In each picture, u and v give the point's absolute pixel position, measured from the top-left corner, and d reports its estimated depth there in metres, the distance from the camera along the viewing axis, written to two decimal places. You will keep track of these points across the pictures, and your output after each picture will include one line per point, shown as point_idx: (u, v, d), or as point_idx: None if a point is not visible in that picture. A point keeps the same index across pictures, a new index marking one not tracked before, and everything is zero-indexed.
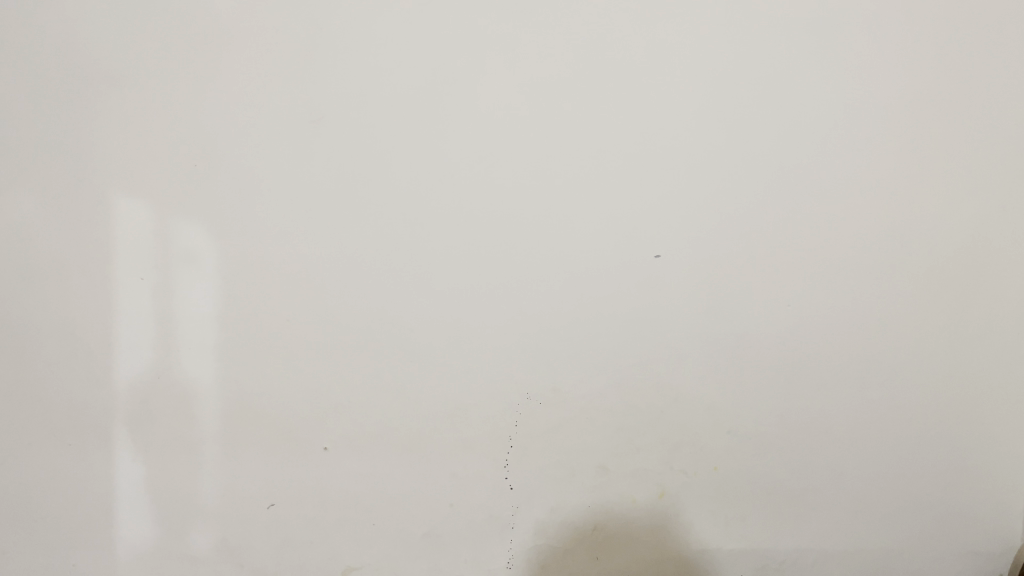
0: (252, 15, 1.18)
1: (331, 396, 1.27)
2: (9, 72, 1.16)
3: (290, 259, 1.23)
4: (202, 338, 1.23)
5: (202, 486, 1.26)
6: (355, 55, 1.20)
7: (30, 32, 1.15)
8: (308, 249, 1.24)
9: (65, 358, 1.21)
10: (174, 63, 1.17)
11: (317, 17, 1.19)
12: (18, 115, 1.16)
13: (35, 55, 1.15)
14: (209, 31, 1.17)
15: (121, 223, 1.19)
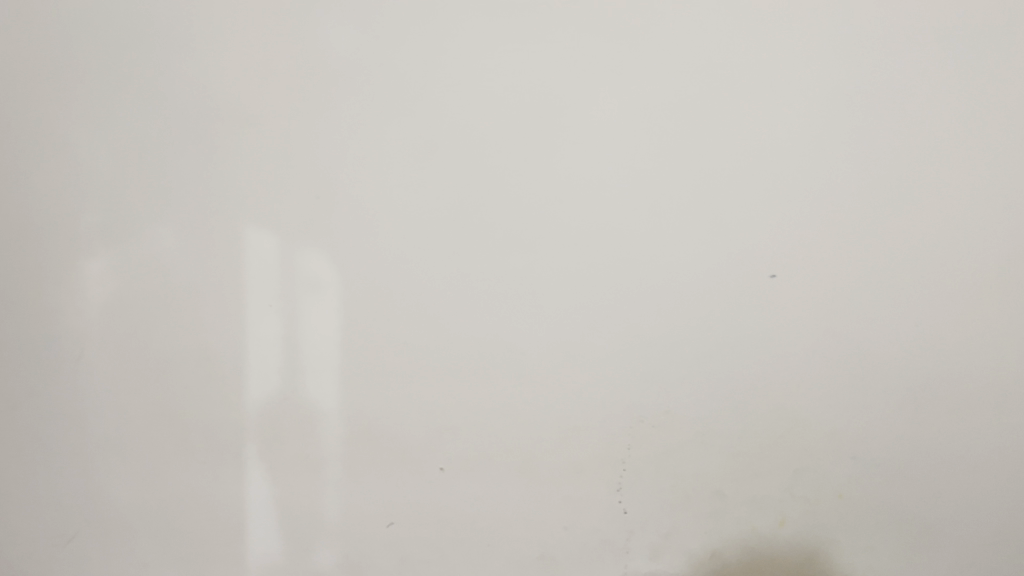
0: (368, 51, 1.22)
1: (445, 418, 1.30)
2: (145, 113, 1.21)
3: (405, 285, 1.27)
4: (325, 361, 1.27)
5: (326, 504, 1.30)
6: (465, 86, 1.24)
7: (165, 72, 1.21)
8: (423, 274, 1.27)
9: (199, 380, 1.27)
10: (298, 99, 1.23)
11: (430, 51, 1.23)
12: (153, 153, 1.22)
13: (169, 97, 1.21)
14: (329, 67, 1.22)
15: (250, 252, 1.24)
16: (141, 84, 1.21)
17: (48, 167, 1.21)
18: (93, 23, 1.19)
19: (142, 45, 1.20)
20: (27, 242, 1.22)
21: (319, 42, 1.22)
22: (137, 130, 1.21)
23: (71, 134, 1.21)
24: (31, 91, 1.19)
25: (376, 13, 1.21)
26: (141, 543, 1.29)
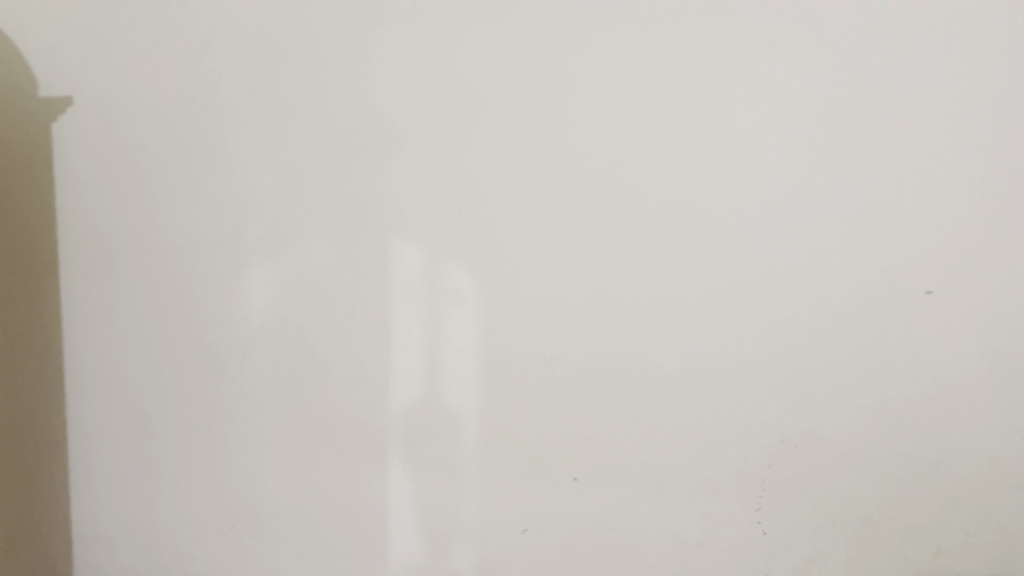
0: (510, 67, 1.23)
1: (581, 429, 1.30)
2: (302, 132, 1.28)
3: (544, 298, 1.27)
4: (465, 371, 1.30)
5: (464, 507, 1.34)
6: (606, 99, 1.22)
7: (321, 90, 1.27)
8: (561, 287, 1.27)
9: (349, 384, 1.33)
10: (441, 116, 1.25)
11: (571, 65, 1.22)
12: (309, 170, 1.29)
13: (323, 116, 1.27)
14: (472, 84, 1.23)
15: (396, 264, 1.29)
16: (299, 102, 1.27)
17: (217, 181, 1.31)
18: (257, 45, 1.27)
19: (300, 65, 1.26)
20: (200, 252, 1.32)
21: (462, 59, 1.23)
22: (295, 147, 1.28)
23: (238, 150, 1.29)
24: (205, 111, 1.30)
25: (516, 29, 1.22)
26: (293, 534, 1.37)
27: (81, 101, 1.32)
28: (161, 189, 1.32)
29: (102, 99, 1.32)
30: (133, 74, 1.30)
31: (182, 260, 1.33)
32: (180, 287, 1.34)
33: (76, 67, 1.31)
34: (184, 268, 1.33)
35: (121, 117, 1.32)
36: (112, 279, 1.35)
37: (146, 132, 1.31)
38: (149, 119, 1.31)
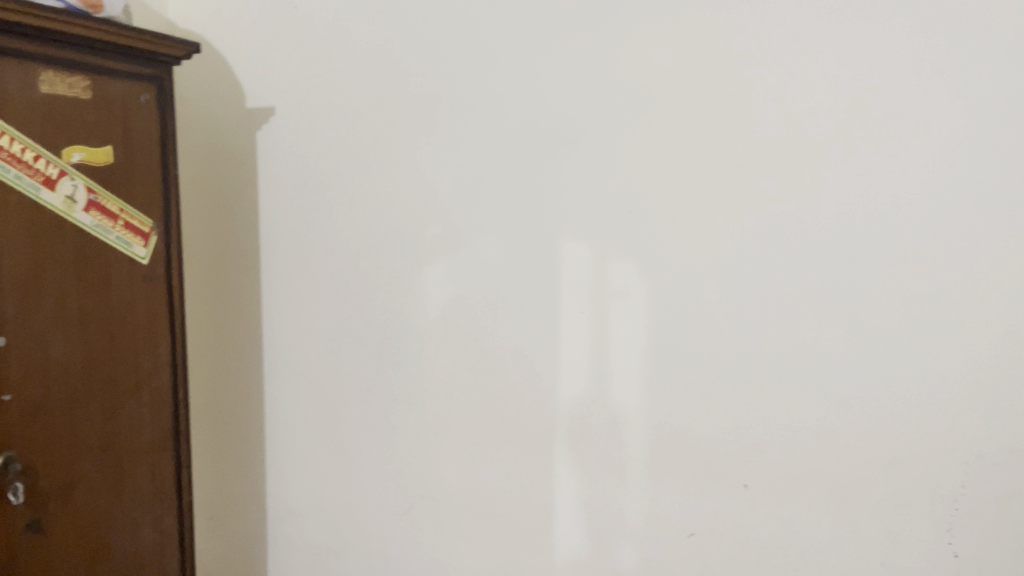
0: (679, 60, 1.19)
1: (752, 434, 1.21)
2: (475, 133, 1.32)
3: (714, 299, 1.21)
4: (631, 370, 1.26)
5: (627, 507, 1.28)
6: (782, 89, 1.14)
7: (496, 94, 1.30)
8: (734, 288, 1.20)
9: (516, 378, 1.34)
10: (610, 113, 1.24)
11: (744, 55, 1.16)
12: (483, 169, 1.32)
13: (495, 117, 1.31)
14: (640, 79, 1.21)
15: (565, 262, 1.29)
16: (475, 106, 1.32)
17: (400, 182, 1.38)
18: (436, 54, 1.34)
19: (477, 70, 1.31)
20: (385, 249, 1.41)
21: (630, 56, 1.22)
22: (472, 149, 1.33)
23: (420, 154, 1.36)
24: (391, 118, 1.38)
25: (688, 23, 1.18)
26: (462, 522, 1.40)
27: (285, 111, 1.46)
28: (353, 192, 1.42)
29: (302, 108, 1.44)
30: (330, 86, 1.42)
31: (368, 254, 1.42)
32: (365, 279, 1.43)
33: (285, 81, 1.45)
34: (370, 262, 1.42)
35: (317, 123, 1.43)
36: (309, 274, 1.47)
37: (338, 137, 1.42)
38: (341, 128, 1.42)
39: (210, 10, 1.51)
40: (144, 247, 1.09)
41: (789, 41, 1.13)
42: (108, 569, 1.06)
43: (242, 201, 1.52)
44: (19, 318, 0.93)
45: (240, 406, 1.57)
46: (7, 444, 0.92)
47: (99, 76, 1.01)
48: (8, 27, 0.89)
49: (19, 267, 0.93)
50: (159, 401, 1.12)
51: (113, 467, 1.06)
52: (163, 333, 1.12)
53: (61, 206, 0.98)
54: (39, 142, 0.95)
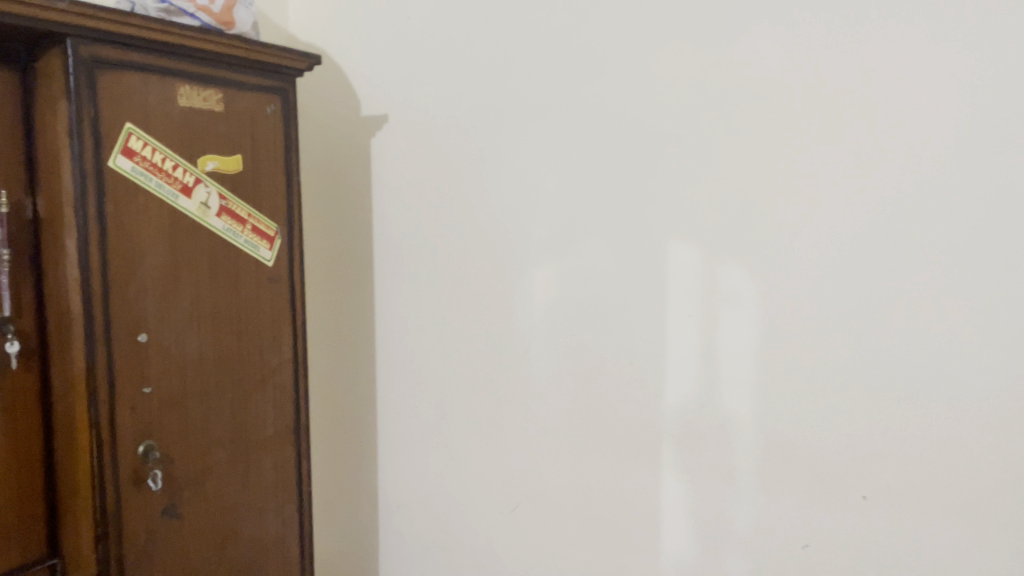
0: (790, 50, 1.12)
1: (871, 445, 1.11)
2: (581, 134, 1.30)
3: (852, 285, 1.10)
4: (741, 375, 1.19)
5: (738, 517, 1.21)
6: (904, 75, 1.04)
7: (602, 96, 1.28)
8: (868, 275, 1.09)
9: (622, 381, 1.30)
10: (718, 108, 1.18)
11: (861, 41, 1.07)
12: (589, 169, 1.30)
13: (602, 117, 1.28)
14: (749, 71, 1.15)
15: (673, 264, 1.24)
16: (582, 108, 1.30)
17: (508, 184, 1.39)
18: (542, 56, 1.33)
19: (583, 72, 1.30)
20: (493, 251, 1.42)
21: (739, 48, 1.16)
22: (577, 152, 1.31)
23: (526, 157, 1.36)
24: (500, 121, 1.38)
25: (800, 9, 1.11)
26: (568, 523, 1.38)
27: (398, 118, 1.50)
28: (463, 195, 1.44)
29: (415, 114, 1.48)
30: (441, 92, 1.44)
31: (477, 256, 1.44)
32: (474, 281, 1.45)
33: (399, 89, 1.49)
34: (478, 264, 1.44)
35: (429, 129, 1.47)
36: (421, 275, 1.51)
37: (448, 142, 1.45)
38: (451, 132, 1.44)
39: (330, 24, 1.57)
40: (269, 249, 1.15)
41: (912, 22, 1.03)
42: (236, 552, 1.12)
43: (358, 206, 1.58)
44: (159, 316, 1.00)
45: (356, 403, 1.63)
46: (147, 433, 0.99)
47: (231, 89, 1.07)
48: (150, 46, 0.96)
49: (159, 268, 1.00)
50: (283, 398, 1.18)
51: (241, 456, 1.12)
52: (287, 331, 1.19)
53: (196, 211, 1.04)
54: (178, 152, 1.01)
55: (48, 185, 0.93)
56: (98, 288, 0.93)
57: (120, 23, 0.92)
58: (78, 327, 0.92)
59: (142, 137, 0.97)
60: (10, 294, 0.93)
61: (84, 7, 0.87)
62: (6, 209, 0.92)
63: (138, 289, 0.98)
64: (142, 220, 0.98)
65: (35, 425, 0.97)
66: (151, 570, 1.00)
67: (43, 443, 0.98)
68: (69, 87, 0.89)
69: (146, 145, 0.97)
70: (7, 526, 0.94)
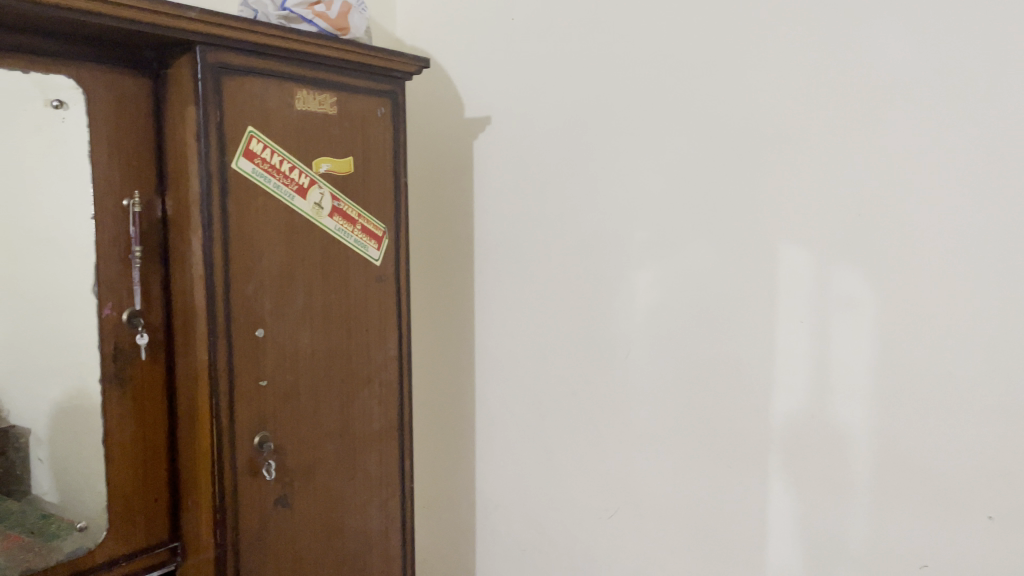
0: (912, 44, 1.07)
1: (998, 464, 1.04)
2: (687, 135, 1.28)
3: (988, 285, 1.03)
4: (855, 385, 1.14)
5: (849, 532, 1.17)
6: None
7: (712, 95, 1.25)
8: (999, 283, 1.02)
9: (727, 388, 1.27)
10: (833, 108, 1.14)
11: (992, 35, 1.01)
12: (695, 171, 1.28)
13: (708, 118, 1.26)
14: (867, 68, 1.10)
15: (783, 268, 1.20)
16: (689, 107, 1.27)
17: (610, 186, 1.37)
18: (648, 57, 1.31)
19: (692, 71, 1.27)
20: (594, 254, 1.41)
21: (856, 44, 1.11)
22: (684, 152, 1.28)
23: (631, 159, 1.35)
24: (605, 122, 1.37)
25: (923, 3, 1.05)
26: (668, 531, 1.35)
27: (501, 121, 1.51)
28: (565, 197, 1.44)
29: (517, 116, 1.49)
30: (544, 95, 1.44)
31: (577, 258, 1.43)
32: (573, 283, 1.44)
33: (502, 92, 1.50)
34: (579, 266, 1.43)
35: (531, 131, 1.47)
36: (521, 277, 1.51)
37: (550, 144, 1.45)
38: (553, 134, 1.44)
39: (436, 29, 1.60)
40: (377, 249, 1.17)
41: None
42: (342, 545, 1.15)
43: (460, 207, 1.60)
44: (274, 312, 1.04)
45: (455, 403, 1.65)
46: (261, 426, 1.03)
47: (344, 92, 1.10)
48: (271, 52, 1.00)
49: (276, 266, 1.04)
50: (387, 394, 1.21)
51: (348, 451, 1.15)
52: (392, 330, 1.21)
53: (311, 212, 1.08)
54: (294, 155, 1.05)
55: (176, 186, 0.98)
56: (220, 284, 0.97)
57: (247, 31, 0.96)
58: (201, 320, 0.97)
59: (262, 140, 1.01)
60: (140, 289, 0.99)
61: (213, 15, 0.91)
62: (139, 209, 0.98)
63: (256, 286, 1.02)
64: (260, 220, 1.02)
65: (160, 414, 1.02)
66: (264, 558, 1.04)
67: (166, 432, 1.03)
68: (198, 93, 0.94)
69: (266, 148, 1.01)
70: (134, 509, 0.99)
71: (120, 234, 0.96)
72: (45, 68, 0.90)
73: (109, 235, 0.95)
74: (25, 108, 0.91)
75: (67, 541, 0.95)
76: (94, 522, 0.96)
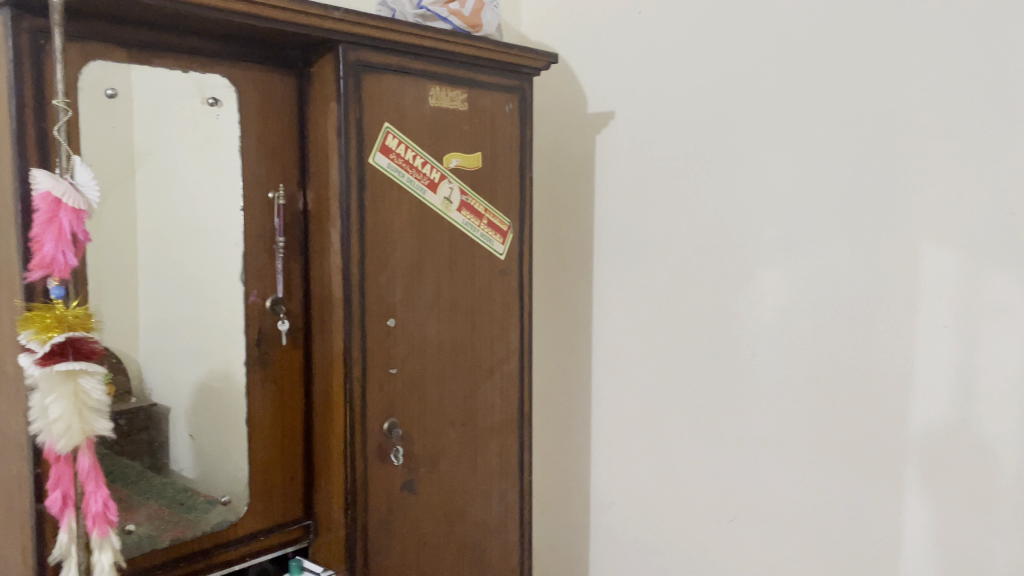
0: None
1: None
2: (821, 131, 1.23)
3: None
4: (1004, 396, 1.07)
5: (994, 552, 1.10)
6: None
7: (851, 87, 1.20)
8: None
9: (860, 395, 1.22)
10: (985, 101, 1.07)
11: None
12: (829, 168, 1.23)
13: (844, 112, 1.21)
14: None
15: (926, 270, 1.14)
16: (826, 101, 1.23)
17: (737, 183, 1.34)
18: (780, 50, 1.27)
19: (827, 63, 1.22)
20: (718, 252, 1.38)
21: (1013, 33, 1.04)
22: (819, 148, 1.24)
23: (761, 154, 1.31)
24: (735, 117, 1.34)
25: None
26: (793, 538, 1.31)
27: (624, 117, 1.50)
28: (689, 193, 1.41)
29: (641, 112, 1.47)
30: (670, 90, 1.42)
31: (700, 256, 1.40)
32: (696, 282, 1.41)
33: (626, 88, 1.49)
34: (702, 265, 1.40)
35: (655, 127, 1.45)
36: (641, 274, 1.50)
37: (675, 140, 1.42)
38: (678, 130, 1.42)
39: (561, 25, 1.60)
40: (502, 243, 1.19)
41: None
42: (464, 533, 1.17)
43: (580, 203, 1.60)
44: (404, 303, 1.07)
45: (572, 399, 1.65)
46: (390, 412, 1.06)
47: (475, 89, 1.12)
48: (408, 50, 1.03)
49: (407, 258, 1.07)
50: (508, 386, 1.22)
51: (471, 441, 1.17)
52: (515, 323, 1.22)
53: (440, 205, 1.10)
54: (427, 150, 1.07)
55: (318, 180, 1.02)
56: (356, 274, 1.01)
57: (386, 29, 0.99)
58: (338, 309, 1.01)
59: (397, 136, 1.04)
60: (283, 278, 1.04)
61: (355, 16, 0.95)
62: (283, 202, 1.03)
63: (389, 277, 1.05)
64: (394, 213, 1.05)
65: (297, 398, 1.07)
66: (391, 541, 1.07)
67: (303, 415, 1.08)
68: (339, 90, 0.97)
69: (401, 143, 1.04)
70: (272, 487, 1.04)
71: (266, 225, 1.02)
72: (203, 68, 0.95)
73: (257, 226, 1.01)
74: (182, 106, 0.96)
75: (213, 514, 1.00)
76: (237, 496, 1.02)
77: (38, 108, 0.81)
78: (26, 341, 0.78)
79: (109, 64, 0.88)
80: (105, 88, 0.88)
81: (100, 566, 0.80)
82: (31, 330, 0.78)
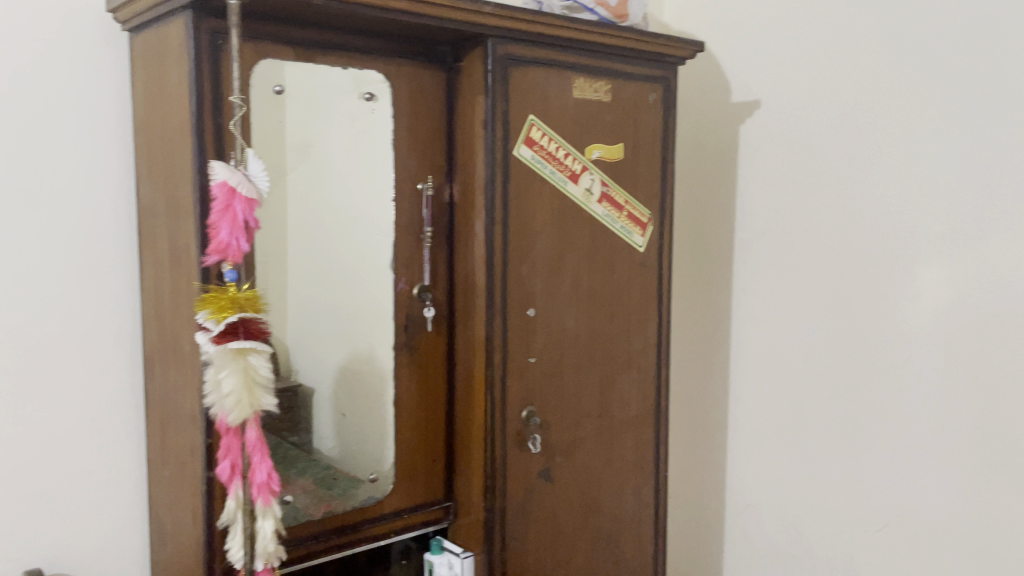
0: None
1: None
2: (991, 119, 1.15)
3: None
4: None
5: None
6: None
7: None
8: None
9: None
10: None
11: None
12: (999, 160, 1.14)
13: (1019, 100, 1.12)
14: None
15: None
16: (998, 87, 1.14)
17: (892, 175, 1.27)
18: (945, 33, 1.19)
19: (1000, 47, 1.14)
20: (869, 249, 1.31)
21: None
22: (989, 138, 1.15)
23: (905, 145, 1.25)
24: (892, 105, 1.27)
25: None
26: (947, 552, 1.24)
27: (770, 107, 1.45)
28: (839, 186, 1.35)
29: (788, 102, 1.42)
30: (820, 79, 1.37)
31: (850, 253, 1.34)
32: (844, 279, 1.35)
33: (773, 77, 1.44)
34: (851, 262, 1.34)
35: (803, 117, 1.40)
36: (785, 270, 1.45)
37: (824, 130, 1.37)
38: (828, 120, 1.36)
39: (703, 14, 1.57)
40: (642, 236, 1.18)
41: None
42: (599, 524, 1.17)
43: (720, 196, 1.56)
44: (544, 292, 1.08)
45: (707, 395, 1.62)
46: (529, 400, 1.07)
47: (619, 79, 1.12)
48: (554, 42, 1.04)
49: (548, 249, 1.08)
50: (645, 380, 1.21)
51: (607, 433, 1.17)
52: (654, 316, 1.21)
53: (582, 196, 1.10)
54: (571, 142, 1.08)
55: (464, 172, 1.05)
56: (499, 264, 1.03)
57: (534, 22, 1.00)
58: (481, 298, 1.03)
59: (542, 128, 1.05)
60: (429, 266, 1.07)
61: (505, 10, 0.97)
62: (431, 192, 1.06)
63: (530, 268, 1.06)
64: (537, 204, 1.06)
65: (440, 382, 1.10)
66: (528, 527, 1.09)
67: (445, 399, 1.11)
68: (487, 84, 1.00)
69: (544, 135, 1.05)
70: (415, 467, 1.08)
71: (414, 216, 1.05)
72: (360, 65, 0.99)
73: (407, 217, 1.05)
74: (342, 101, 1.01)
75: (362, 490, 1.05)
76: (383, 475, 1.07)
77: (217, 105, 0.88)
78: (203, 320, 0.84)
79: (279, 63, 0.93)
80: (274, 85, 0.94)
81: (264, 533, 0.86)
82: (208, 310, 0.84)
